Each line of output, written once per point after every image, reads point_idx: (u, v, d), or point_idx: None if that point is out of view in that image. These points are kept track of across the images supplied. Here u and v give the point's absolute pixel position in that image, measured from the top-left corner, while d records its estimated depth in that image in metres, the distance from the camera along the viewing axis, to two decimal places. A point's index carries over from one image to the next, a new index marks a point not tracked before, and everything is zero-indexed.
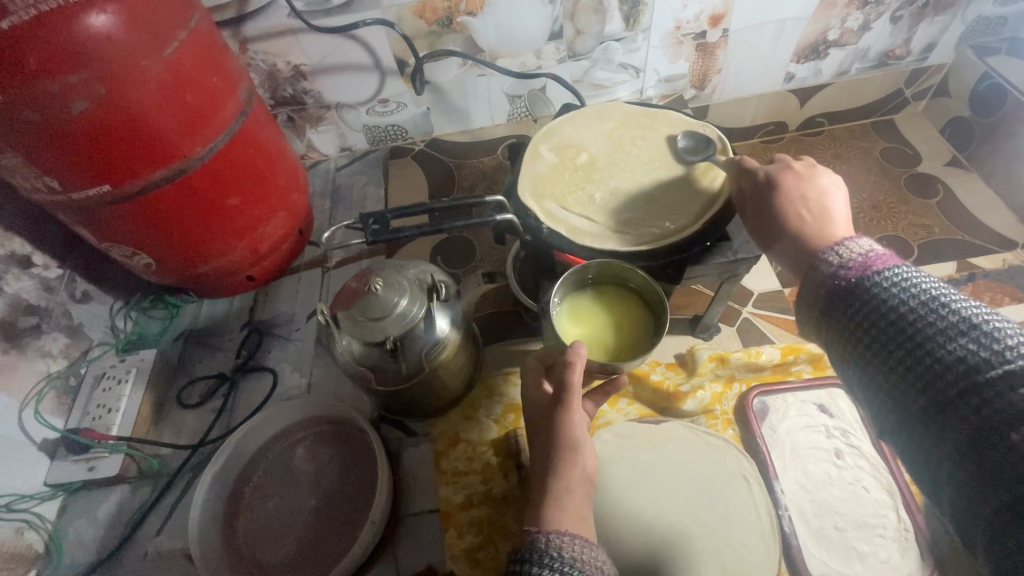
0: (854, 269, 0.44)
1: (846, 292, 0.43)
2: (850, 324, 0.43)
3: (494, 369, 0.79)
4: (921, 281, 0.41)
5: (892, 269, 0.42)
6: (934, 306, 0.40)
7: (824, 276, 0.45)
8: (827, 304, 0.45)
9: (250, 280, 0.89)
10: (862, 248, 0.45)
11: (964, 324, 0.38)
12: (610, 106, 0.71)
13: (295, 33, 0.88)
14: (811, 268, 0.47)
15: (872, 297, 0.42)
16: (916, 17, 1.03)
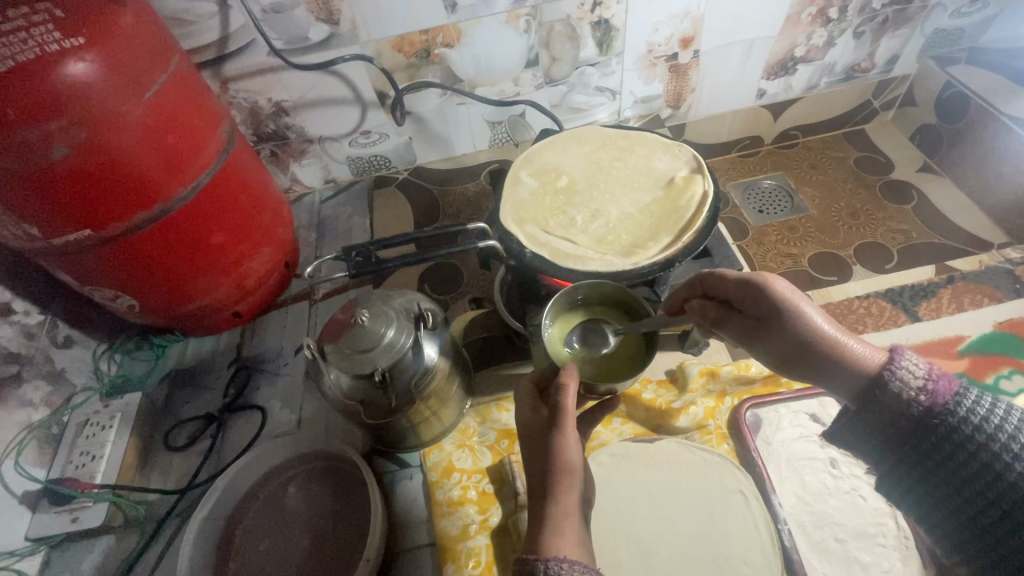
0: (931, 399, 0.47)
1: (929, 420, 0.47)
2: (908, 439, 0.48)
3: (486, 395, 0.78)
4: (992, 411, 0.46)
5: (961, 395, 0.47)
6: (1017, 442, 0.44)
7: (906, 404, 0.47)
8: (908, 434, 0.48)
9: (237, 316, 0.89)
10: (920, 367, 0.48)
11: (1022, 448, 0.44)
12: (587, 129, 0.72)
13: (276, 70, 0.90)
14: (878, 391, 0.49)
15: (962, 430, 0.46)
16: (877, 32, 1.08)
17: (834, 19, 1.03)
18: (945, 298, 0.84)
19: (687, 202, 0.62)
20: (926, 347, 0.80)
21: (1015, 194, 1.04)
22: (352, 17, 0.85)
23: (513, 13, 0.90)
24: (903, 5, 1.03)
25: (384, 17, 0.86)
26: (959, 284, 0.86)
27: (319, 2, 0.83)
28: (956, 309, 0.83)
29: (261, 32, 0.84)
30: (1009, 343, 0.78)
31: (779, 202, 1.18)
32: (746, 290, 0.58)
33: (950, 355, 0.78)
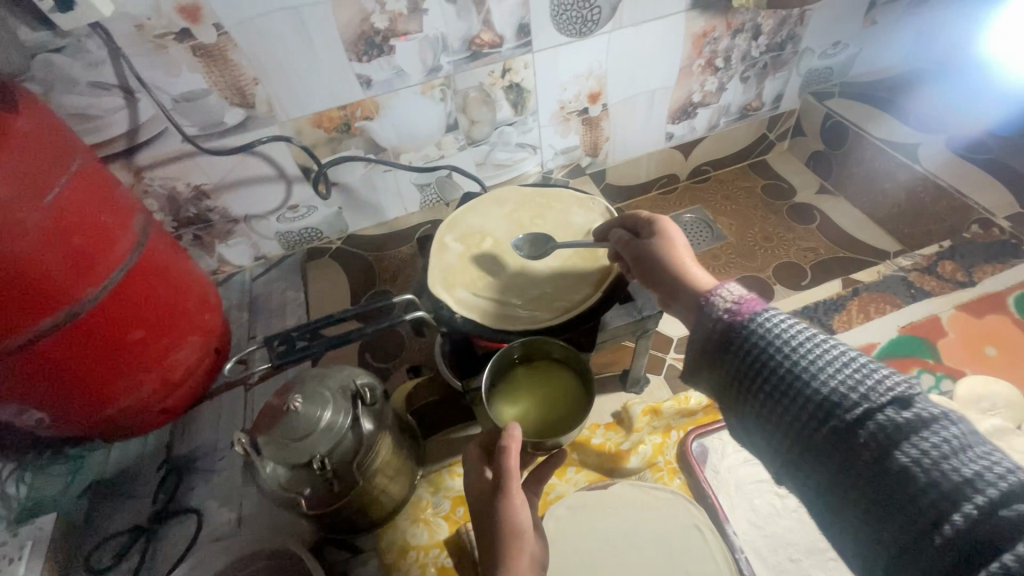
0: (733, 314, 0.46)
1: (731, 331, 0.46)
2: (728, 364, 0.46)
3: (437, 463, 0.77)
4: (797, 324, 0.44)
5: (769, 310, 0.45)
6: (812, 350, 0.43)
7: (710, 319, 0.47)
8: (723, 355, 0.46)
9: (165, 413, 0.83)
10: (737, 291, 0.48)
11: (838, 367, 0.42)
12: (507, 190, 0.76)
13: (192, 156, 0.89)
14: (692, 310, 0.49)
15: (761, 340, 0.44)
16: (760, 76, 1.20)
17: (721, 67, 1.14)
18: (854, 310, 0.91)
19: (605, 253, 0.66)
20: None
21: (898, 206, 1.16)
22: (268, 99, 0.87)
23: (427, 84, 0.94)
24: (778, 51, 1.16)
25: (301, 97, 0.88)
26: (863, 295, 0.93)
27: (231, 88, 0.83)
28: (865, 319, 0.90)
29: (172, 120, 0.84)
30: (913, 345, 0.85)
31: (700, 233, 1.25)
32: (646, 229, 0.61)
33: None
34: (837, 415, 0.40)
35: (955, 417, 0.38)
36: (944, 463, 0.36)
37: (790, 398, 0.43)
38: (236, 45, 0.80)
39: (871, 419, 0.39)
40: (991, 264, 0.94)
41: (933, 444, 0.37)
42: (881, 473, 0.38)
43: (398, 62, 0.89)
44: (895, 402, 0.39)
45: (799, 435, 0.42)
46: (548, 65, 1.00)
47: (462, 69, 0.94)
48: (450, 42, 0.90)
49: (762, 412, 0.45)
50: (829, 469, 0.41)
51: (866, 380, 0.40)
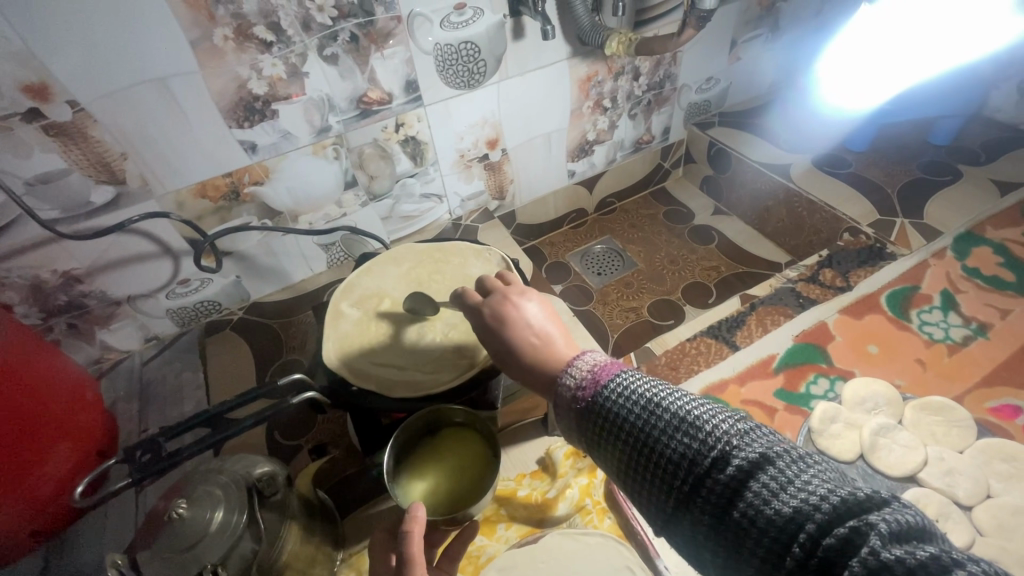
0: (587, 387, 0.49)
1: (587, 404, 0.48)
2: (595, 437, 0.48)
3: (355, 543, 0.71)
4: (643, 385, 0.47)
5: (620, 374, 0.49)
6: (656, 409, 0.45)
7: (569, 395, 0.50)
8: (587, 427, 0.49)
9: (34, 536, 0.72)
10: (593, 361, 0.51)
11: (677, 419, 0.44)
12: (402, 250, 0.75)
13: (56, 240, 0.81)
14: (556, 390, 0.52)
15: (611, 407, 0.47)
16: (647, 112, 1.28)
17: (609, 107, 1.20)
18: (753, 324, 0.97)
19: None
20: (749, 372, 0.90)
21: (782, 221, 1.26)
22: (141, 173, 0.81)
23: (318, 145, 0.92)
24: (659, 89, 1.24)
25: (178, 168, 0.83)
26: (760, 309, 0.99)
27: (95, 165, 0.77)
28: (763, 332, 0.96)
29: (26, 205, 0.76)
30: (808, 351, 0.91)
31: (612, 263, 1.30)
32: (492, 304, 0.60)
33: (768, 375, 0.89)
34: (684, 469, 0.42)
35: (783, 447, 0.40)
36: (775, 498, 0.38)
37: (646, 459, 0.44)
38: (95, 121, 0.74)
39: (711, 467, 0.41)
40: (864, 268, 1.03)
41: (764, 481, 0.39)
42: (728, 521, 0.39)
43: (283, 125, 0.87)
44: (729, 445, 0.41)
45: (661, 494, 0.44)
46: (442, 117, 1.01)
47: (353, 127, 0.94)
48: (337, 102, 0.89)
49: (630, 477, 0.46)
50: (689, 524, 0.42)
51: (703, 429, 0.43)
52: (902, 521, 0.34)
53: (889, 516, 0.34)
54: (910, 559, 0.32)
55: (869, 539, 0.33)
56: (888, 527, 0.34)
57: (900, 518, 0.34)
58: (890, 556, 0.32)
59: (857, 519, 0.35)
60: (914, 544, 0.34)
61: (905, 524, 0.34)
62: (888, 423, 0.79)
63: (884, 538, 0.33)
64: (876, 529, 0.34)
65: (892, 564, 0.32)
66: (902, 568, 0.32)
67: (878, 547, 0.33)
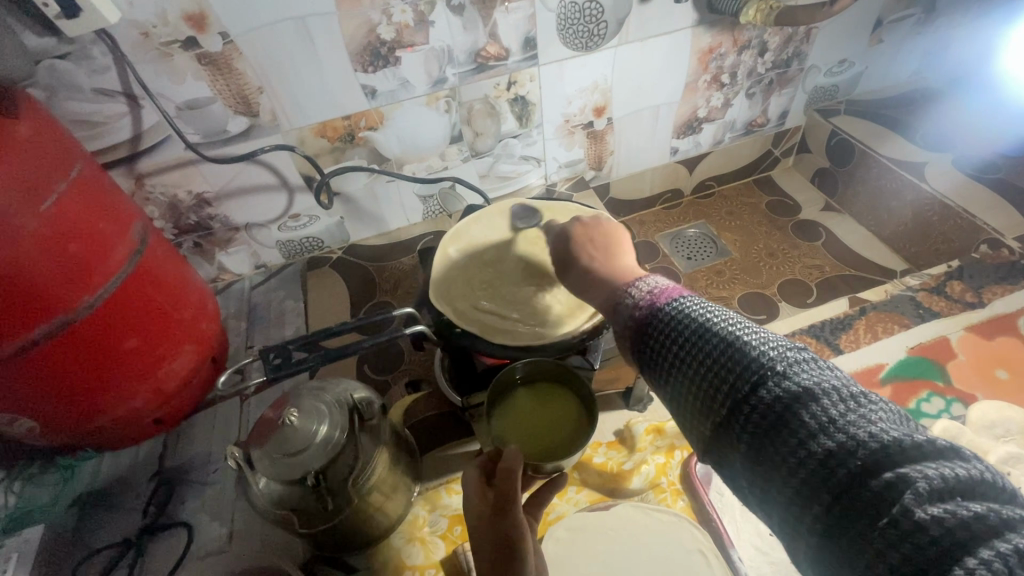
0: (648, 306, 0.45)
1: (645, 321, 0.45)
2: (641, 351, 0.45)
3: (433, 479, 0.75)
4: (695, 307, 0.43)
5: (684, 297, 0.44)
6: (704, 329, 0.41)
7: (629, 314, 0.46)
8: (638, 342, 0.45)
9: (157, 423, 0.82)
10: (657, 285, 0.48)
11: (724, 341, 0.40)
12: (510, 204, 0.77)
13: (194, 163, 0.88)
14: (618, 306, 0.49)
15: (664, 324, 0.43)
16: (766, 92, 1.19)
17: (727, 83, 1.13)
18: (861, 329, 0.92)
19: None
20: (851, 378, 0.86)
21: (904, 225, 1.14)
22: (272, 108, 0.86)
23: (432, 96, 0.94)
24: (784, 68, 1.15)
25: (305, 106, 0.88)
26: (871, 315, 0.94)
27: (235, 96, 0.83)
28: (872, 339, 0.90)
29: (175, 128, 0.83)
30: (923, 366, 0.85)
31: (704, 248, 1.24)
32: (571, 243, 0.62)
33: (873, 385, 0.85)
34: (722, 392, 0.39)
35: (840, 385, 0.37)
36: (812, 434, 0.35)
37: (685, 380, 0.42)
38: (240, 54, 0.79)
39: (752, 393, 0.38)
40: (1000, 286, 0.95)
41: (806, 414, 0.35)
42: (763, 448, 0.37)
43: (403, 73, 0.89)
44: (775, 371, 0.37)
45: (699, 415, 0.41)
46: (554, 79, 1.00)
47: (467, 82, 0.94)
48: (456, 54, 0.90)
49: (670, 395, 0.43)
50: (727, 450, 0.39)
51: (758, 353, 0.39)
52: (948, 478, 0.31)
53: (931, 472, 0.31)
54: (949, 519, 0.30)
55: (903, 496, 0.31)
56: (927, 485, 0.31)
57: (947, 473, 0.32)
58: (926, 516, 0.30)
59: (894, 471, 0.32)
60: (957, 501, 0.31)
61: (953, 479, 0.32)
62: (1019, 453, 0.71)
63: (921, 497, 0.31)
64: (913, 487, 0.31)
65: (925, 524, 0.30)
66: (937, 529, 0.30)
67: (913, 507, 0.31)
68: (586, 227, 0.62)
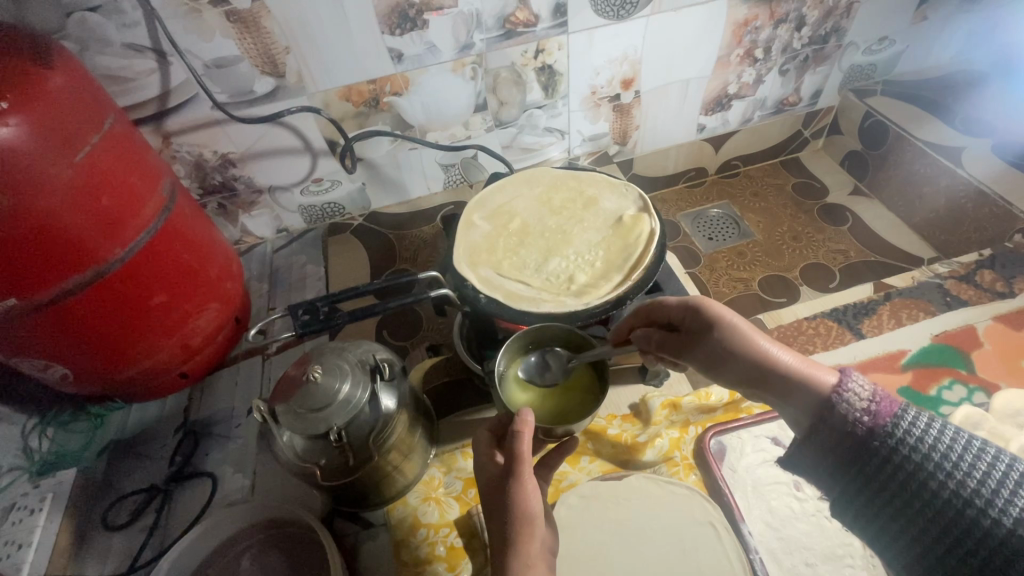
0: (875, 421, 0.44)
1: (872, 444, 0.44)
2: (865, 471, 0.45)
3: (448, 442, 0.77)
4: (942, 436, 0.43)
5: (909, 418, 0.44)
6: (965, 468, 0.41)
7: (850, 426, 0.45)
8: (854, 458, 0.45)
9: (182, 377, 0.84)
10: (866, 387, 0.46)
11: (993, 485, 0.40)
12: (537, 172, 0.79)
13: (220, 123, 0.89)
14: (827, 411, 0.47)
15: (900, 451, 0.43)
16: (801, 69, 1.15)
17: (760, 58, 1.10)
18: (885, 314, 0.91)
19: (637, 239, 0.69)
20: (871, 363, 0.85)
21: (936, 212, 1.11)
22: (298, 70, 0.86)
23: (458, 62, 0.92)
24: (821, 44, 1.11)
25: (331, 69, 0.87)
26: (896, 301, 0.93)
27: (262, 56, 0.82)
28: (896, 325, 0.90)
29: (203, 86, 0.83)
30: (946, 354, 0.85)
31: (726, 229, 1.21)
32: (684, 316, 0.63)
33: (894, 370, 0.84)
34: (987, 549, 0.39)
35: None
36: None
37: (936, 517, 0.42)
38: (268, 12, 0.79)
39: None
40: None
41: None
42: None
43: (431, 37, 0.88)
44: None
45: (951, 553, 0.41)
46: (582, 48, 0.97)
47: (494, 48, 0.93)
48: (484, 19, 0.88)
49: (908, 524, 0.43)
50: None
51: None
52: None
53: None
54: None
55: None
56: None
57: None
58: None
59: None
60: None
61: None
62: None
63: None
64: None
65: None
66: None
67: None
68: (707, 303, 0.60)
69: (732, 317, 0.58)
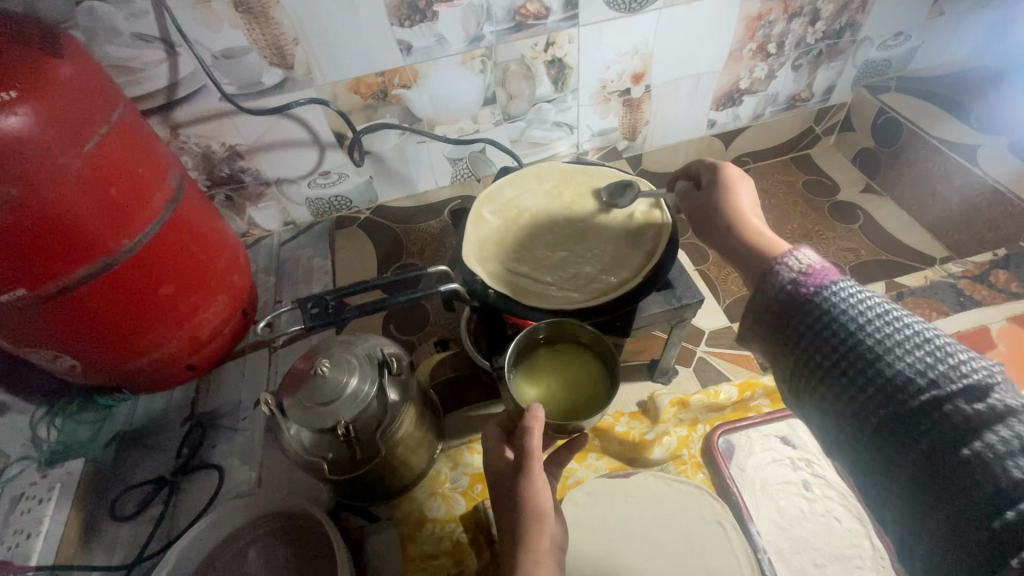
0: (811, 285, 0.45)
1: (799, 307, 0.45)
2: (796, 335, 0.45)
3: (455, 438, 0.77)
4: (869, 300, 0.43)
5: (840, 282, 0.44)
6: (886, 324, 0.42)
7: (783, 289, 0.46)
8: (786, 318, 0.45)
9: (189, 369, 0.85)
10: (808, 261, 0.46)
11: (913, 340, 0.41)
12: (547, 167, 0.78)
13: (228, 115, 0.88)
14: (765, 279, 0.48)
15: (829, 311, 0.43)
16: (814, 65, 1.13)
17: (773, 53, 1.08)
18: None
19: (648, 237, 0.68)
20: None
21: (950, 211, 1.09)
22: (307, 61, 0.85)
23: (468, 54, 0.92)
24: (835, 39, 1.10)
25: (340, 61, 0.87)
26: (908, 300, 0.92)
27: (271, 47, 0.82)
28: None
29: (211, 77, 0.83)
30: None
31: None
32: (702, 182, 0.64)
33: None
34: (896, 401, 0.40)
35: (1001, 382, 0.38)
36: (1001, 455, 0.35)
37: (852, 378, 0.42)
38: (277, 3, 0.78)
39: (937, 405, 0.38)
40: None
41: (993, 434, 0.36)
42: (938, 463, 0.38)
43: (440, 29, 0.87)
44: (969, 381, 0.38)
45: (865, 410, 0.41)
46: (593, 41, 0.96)
47: (504, 41, 0.92)
48: (495, 11, 0.87)
49: (825, 387, 0.43)
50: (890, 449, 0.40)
51: (944, 361, 0.39)
52: None
53: None
54: None
55: None
56: None
57: None
58: None
59: None
60: None
61: None
62: None
63: None
64: None
65: None
66: None
67: None
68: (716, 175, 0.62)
69: (738, 181, 0.60)
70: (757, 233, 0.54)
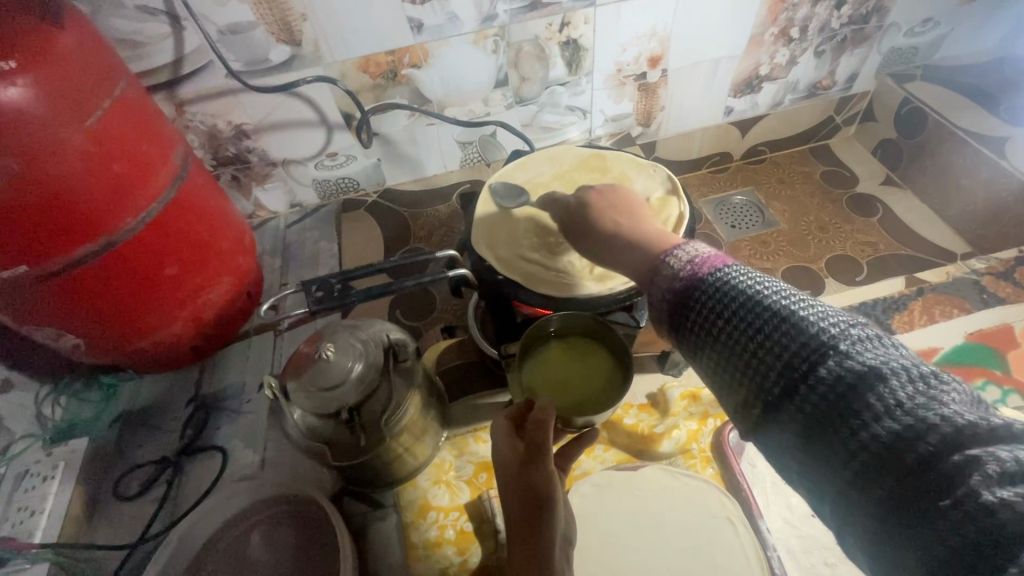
0: (689, 275, 0.41)
1: (685, 296, 0.40)
2: (686, 325, 0.40)
3: (461, 426, 0.76)
4: (750, 279, 0.39)
5: (728, 267, 0.40)
6: (761, 297, 0.37)
7: (664, 285, 0.42)
8: (673, 310, 0.41)
9: (193, 350, 0.84)
10: (698, 251, 0.43)
11: (784, 311, 0.36)
12: (561, 152, 0.76)
13: (234, 93, 0.86)
14: (653, 275, 0.44)
15: (708, 293, 0.39)
16: (838, 50, 1.09)
17: (795, 38, 1.04)
18: (917, 310, 0.88)
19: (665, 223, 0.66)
20: None
21: (974, 206, 1.06)
22: (315, 38, 0.83)
23: (480, 34, 0.89)
24: (861, 24, 1.06)
25: (349, 39, 0.84)
26: (928, 297, 0.89)
27: (278, 23, 0.80)
28: (927, 322, 0.86)
29: (217, 53, 0.81)
30: (980, 353, 0.82)
31: (750, 217, 1.17)
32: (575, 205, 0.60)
33: None
34: (779, 370, 0.35)
35: (898, 362, 0.33)
36: (876, 417, 0.31)
37: (738, 352, 0.37)
38: None
39: (813, 370, 0.34)
40: None
41: (872, 396, 0.32)
42: (819, 429, 0.33)
43: (452, 7, 0.84)
44: (845, 347, 0.34)
45: (752, 386, 0.37)
46: (609, 22, 0.93)
47: (517, 20, 0.89)
48: None
49: (718, 368, 0.39)
50: (780, 424, 0.35)
51: (812, 328, 0.35)
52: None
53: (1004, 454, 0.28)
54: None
55: (971, 479, 0.28)
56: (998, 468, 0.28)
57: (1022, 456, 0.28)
58: (996, 499, 0.27)
59: (964, 453, 0.29)
60: None
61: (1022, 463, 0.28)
62: None
63: (991, 480, 0.28)
64: (983, 469, 0.28)
65: (996, 509, 0.27)
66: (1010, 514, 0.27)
67: (982, 490, 0.28)
68: (601, 195, 0.58)
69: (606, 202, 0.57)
70: (644, 235, 0.51)
